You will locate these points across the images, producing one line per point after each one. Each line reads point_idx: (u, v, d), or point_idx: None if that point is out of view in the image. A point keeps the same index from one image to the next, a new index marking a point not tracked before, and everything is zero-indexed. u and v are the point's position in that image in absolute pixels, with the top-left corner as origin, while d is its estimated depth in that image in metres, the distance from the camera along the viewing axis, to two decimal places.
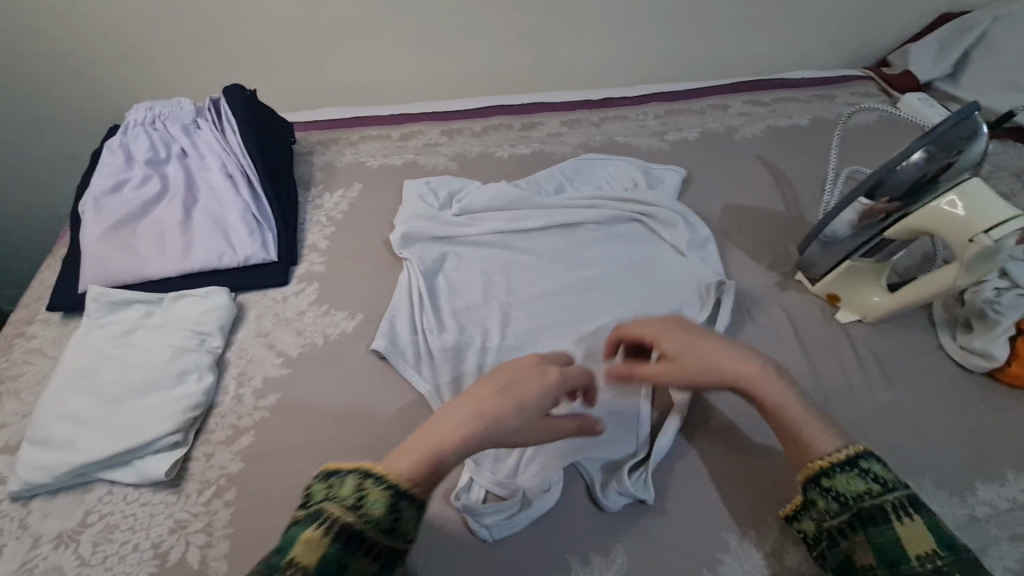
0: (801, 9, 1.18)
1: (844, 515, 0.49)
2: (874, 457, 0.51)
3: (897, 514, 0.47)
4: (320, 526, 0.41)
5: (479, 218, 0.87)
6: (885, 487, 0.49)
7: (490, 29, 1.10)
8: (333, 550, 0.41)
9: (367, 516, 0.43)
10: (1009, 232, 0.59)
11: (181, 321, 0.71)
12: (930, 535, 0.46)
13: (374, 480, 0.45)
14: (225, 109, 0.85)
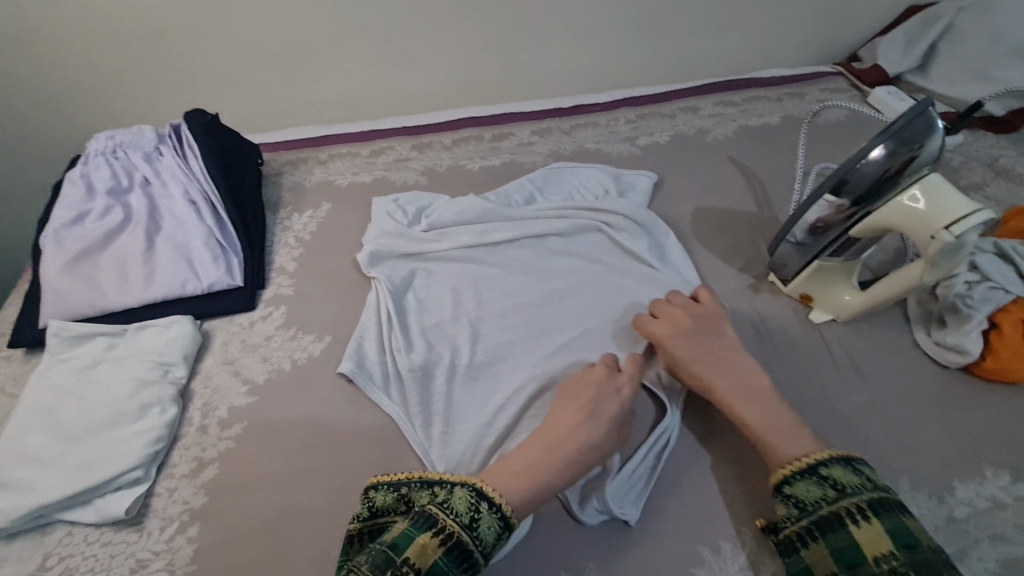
0: (767, 8, 1.18)
1: (806, 524, 0.51)
2: (833, 462, 0.52)
3: (852, 518, 0.48)
4: (438, 535, 0.48)
5: (448, 233, 0.86)
6: (842, 492, 0.50)
7: (457, 41, 1.10)
8: (441, 558, 0.47)
9: (477, 538, 0.49)
10: (969, 226, 0.59)
11: (143, 352, 0.69)
12: (885, 536, 0.46)
13: (487, 505, 0.51)
14: (187, 134, 0.84)
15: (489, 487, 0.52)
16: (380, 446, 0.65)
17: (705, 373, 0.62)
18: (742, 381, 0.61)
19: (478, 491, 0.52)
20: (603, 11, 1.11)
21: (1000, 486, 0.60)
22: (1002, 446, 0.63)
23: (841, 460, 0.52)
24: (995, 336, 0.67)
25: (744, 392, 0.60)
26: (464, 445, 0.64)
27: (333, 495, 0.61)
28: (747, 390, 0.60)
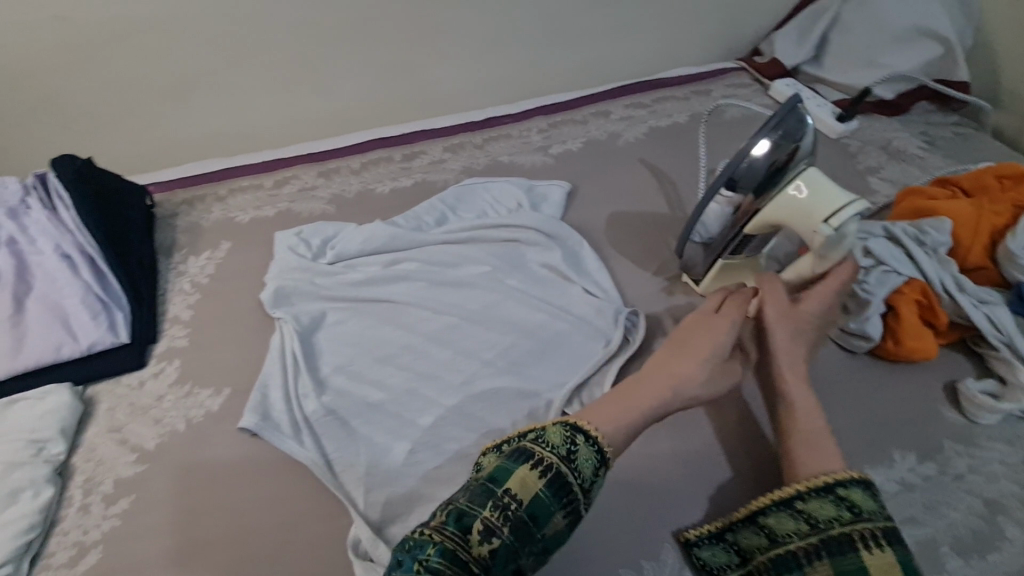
0: (667, 10, 1.20)
1: (814, 541, 0.51)
2: (857, 486, 0.53)
3: (865, 543, 0.49)
4: (537, 471, 0.50)
5: (357, 264, 0.83)
6: (859, 515, 0.51)
7: (359, 62, 1.07)
8: (542, 491, 0.49)
9: (576, 472, 0.51)
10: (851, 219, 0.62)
11: (11, 431, 0.63)
12: (897, 566, 0.48)
13: (583, 438, 0.54)
14: (56, 184, 0.77)
15: (585, 424, 0.56)
16: (287, 503, 0.60)
17: (784, 352, 0.64)
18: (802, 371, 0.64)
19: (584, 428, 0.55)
20: (506, 22, 1.10)
21: (908, 467, 0.61)
22: (908, 427, 0.65)
23: (864, 486, 0.53)
24: (893, 318, 0.69)
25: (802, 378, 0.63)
26: (376, 491, 0.60)
27: (236, 564, 0.56)
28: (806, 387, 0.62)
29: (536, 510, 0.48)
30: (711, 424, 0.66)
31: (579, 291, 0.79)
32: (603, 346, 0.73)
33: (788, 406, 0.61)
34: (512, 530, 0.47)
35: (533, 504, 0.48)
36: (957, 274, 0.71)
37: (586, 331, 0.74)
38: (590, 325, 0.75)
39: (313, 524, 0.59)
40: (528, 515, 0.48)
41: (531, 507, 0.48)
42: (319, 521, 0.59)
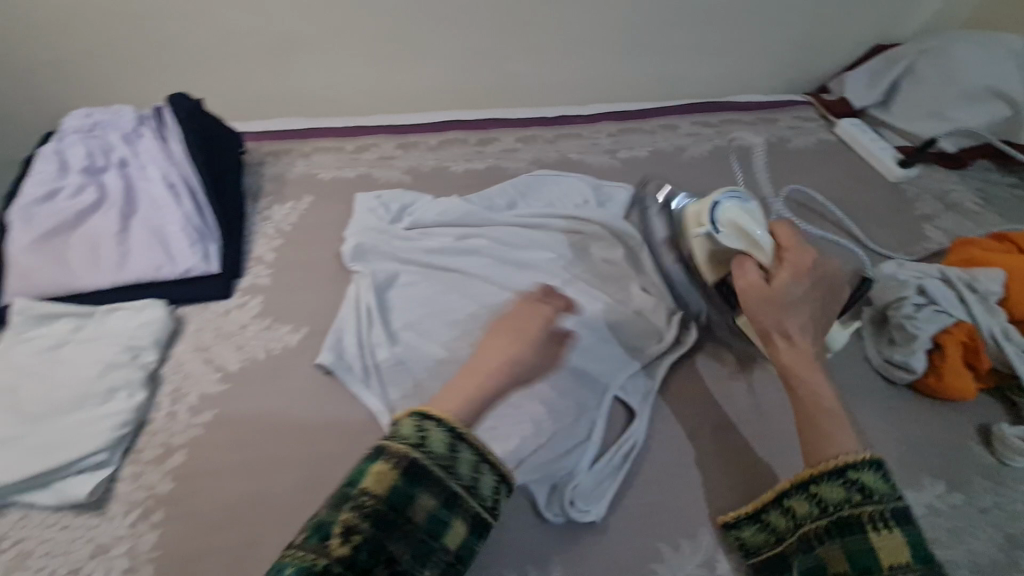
0: (745, 37, 1.24)
1: (825, 523, 0.52)
2: (866, 468, 0.52)
3: (875, 525, 0.50)
4: (383, 461, 0.47)
5: (430, 233, 0.87)
6: (870, 498, 0.51)
7: (447, 46, 1.12)
8: (393, 478, 0.47)
9: (432, 456, 0.48)
10: (738, 220, 0.70)
11: (112, 335, 0.68)
12: (906, 549, 0.48)
13: (432, 422, 0.50)
14: (170, 118, 0.83)
15: (437, 410, 0.51)
16: (353, 439, 0.65)
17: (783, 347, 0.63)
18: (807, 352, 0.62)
19: (427, 414, 0.50)
20: (591, 26, 1.15)
21: (937, 494, 0.65)
22: (941, 458, 0.68)
23: (874, 467, 0.52)
24: (938, 355, 0.72)
25: (801, 358, 0.62)
26: None
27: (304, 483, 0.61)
28: (807, 364, 0.61)
29: (396, 500, 0.47)
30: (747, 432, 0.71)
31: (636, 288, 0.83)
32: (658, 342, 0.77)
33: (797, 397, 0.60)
34: (377, 522, 0.46)
35: (392, 499, 0.46)
36: (1006, 323, 0.74)
37: (643, 325, 0.79)
38: (647, 319, 0.79)
39: None
40: (388, 507, 0.46)
41: (391, 500, 0.46)
42: None
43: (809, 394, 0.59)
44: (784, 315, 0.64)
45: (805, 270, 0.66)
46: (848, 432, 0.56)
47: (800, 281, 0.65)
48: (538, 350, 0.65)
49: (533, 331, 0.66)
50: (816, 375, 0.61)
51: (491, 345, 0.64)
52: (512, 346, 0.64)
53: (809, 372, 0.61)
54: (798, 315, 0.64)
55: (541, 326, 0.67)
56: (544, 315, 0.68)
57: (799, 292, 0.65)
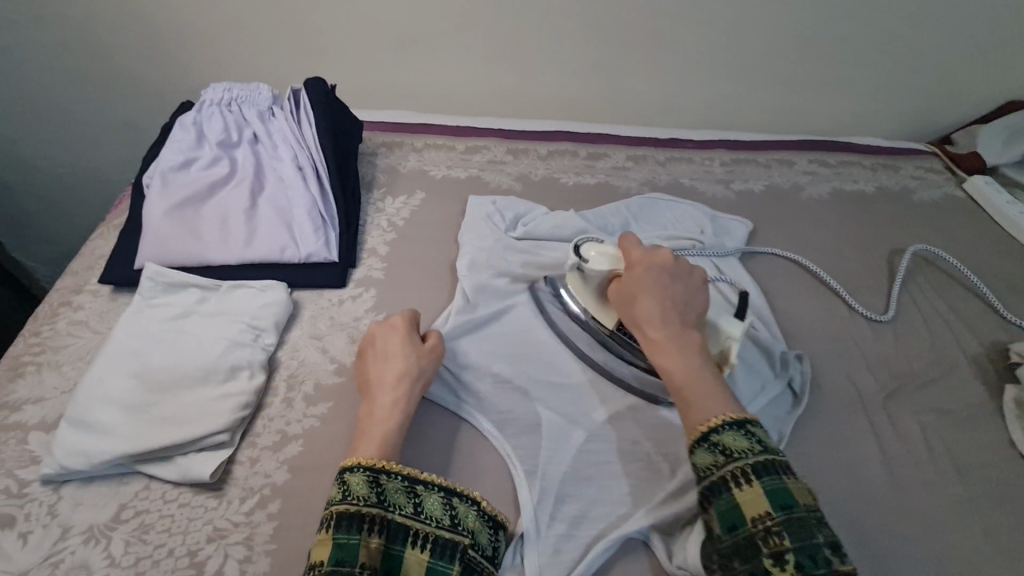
0: (873, 77, 1.17)
1: (704, 489, 0.52)
2: (728, 427, 0.52)
3: (737, 483, 0.50)
4: (342, 526, 0.49)
5: (543, 245, 0.84)
6: (730, 456, 0.51)
7: (565, 57, 1.10)
8: (359, 538, 0.49)
9: (394, 507, 0.51)
10: (603, 252, 0.66)
11: (235, 312, 0.68)
12: (766, 498, 0.48)
13: (348, 469, 0.52)
14: (305, 101, 0.84)
15: (347, 459, 0.54)
16: (464, 452, 0.63)
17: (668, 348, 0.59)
18: (684, 330, 0.60)
19: (350, 465, 0.53)
20: (714, 50, 1.11)
21: None
22: None
23: (736, 426, 0.52)
24: None
25: (678, 338, 0.59)
26: (553, 467, 0.61)
27: None
28: (686, 339, 0.59)
29: (346, 555, 0.47)
30: (887, 504, 0.64)
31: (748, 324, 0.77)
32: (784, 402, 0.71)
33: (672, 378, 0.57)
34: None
35: (337, 554, 0.47)
36: None
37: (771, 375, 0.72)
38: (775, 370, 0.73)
39: (490, 481, 0.61)
40: (335, 563, 0.47)
41: (337, 555, 0.47)
42: (492, 478, 0.61)
43: (684, 370, 0.57)
44: (644, 312, 0.60)
45: (653, 263, 0.62)
46: (728, 396, 0.55)
47: (648, 278, 0.61)
48: (417, 365, 0.62)
49: (390, 356, 0.62)
50: (692, 352, 0.58)
51: (387, 371, 0.61)
52: (389, 374, 0.61)
53: (675, 348, 0.58)
54: (657, 303, 0.61)
55: (401, 347, 0.63)
56: (398, 333, 0.64)
57: (655, 284, 0.61)
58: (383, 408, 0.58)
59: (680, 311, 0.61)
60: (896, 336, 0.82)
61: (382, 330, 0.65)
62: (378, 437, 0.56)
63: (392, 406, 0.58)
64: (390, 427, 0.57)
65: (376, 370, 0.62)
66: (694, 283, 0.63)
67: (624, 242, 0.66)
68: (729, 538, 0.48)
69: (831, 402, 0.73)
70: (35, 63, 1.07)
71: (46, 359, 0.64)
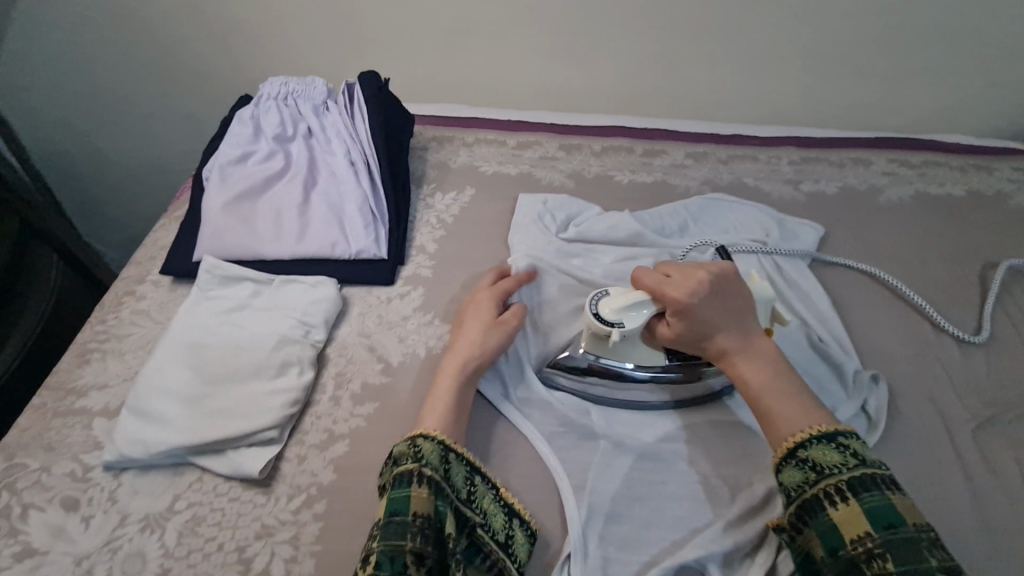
0: (966, 68, 1.06)
1: (796, 509, 0.49)
2: (815, 442, 0.50)
3: (831, 500, 0.47)
4: (394, 484, 0.50)
5: (595, 247, 0.80)
6: (823, 472, 0.48)
7: (621, 49, 1.06)
8: (408, 490, 0.49)
9: (433, 468, 0.51)
10: (624, 306, 0.58)
11: (288, 307, 0.68)
12: (866, 516, 0.45)
13: (402, 440, 0.54)
14: (358, 95, 0.83)
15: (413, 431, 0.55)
16: (510, 463, 0.60)
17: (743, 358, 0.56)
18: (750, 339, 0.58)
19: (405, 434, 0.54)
20: (786, 40, 1.03)
21: None
22: None
23: (826, 440, 0.50)
24: None
25: (747, 350, 0.57)
26: (602, 484, 0.58)
27: None
28: (756, 348, 0.57)
29: (399, 506, 0.48)
30: (974, 550, 0.58)
31: (812, 335, 0.72)
32: (859, 428, 0.65)
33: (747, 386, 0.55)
34: (423, 526, 0.47)
35: (392, 506, 0.48)
36: None
37: (842, 394, 0.67)
38: (846, 390, 0.67)
39: (537, 495, 0.58)
40: (392, 512, 0.48)
41: (394, 506, 0.48)
42: (537, 492, 0.58)
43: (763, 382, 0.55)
44: (706, 332, 0.57)
45: (694, 288, 0.57)
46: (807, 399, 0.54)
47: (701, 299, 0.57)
48: (485, 332, 0.63)
49: (467, 323, 0.65)
50: (765, 361, 0.56)
51: (461, 338, 0.64)
52: (460, 343, 0.63)
53: (750, 362, 0.56)
54: (719, 323, 0.57)
55: (479, 316, 0.65)
56: (479, 302, 0.66)
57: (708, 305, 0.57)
58: (447, 370, 0.61)
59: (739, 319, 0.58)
60: (988, 358, 0.74)
61: (470, 300, 0.69)
62: (436, 410, 0.57)
63: (457, 370, 0.60)
64: (453, 391, 0.59)
65: (452, 340, 0.65)
66: (739, 288, 0.59)
67: (644, 276, 0.60)
68: (829, 562, 0.45)
69: (911, 430, 0.66)
70: (107, 56, 1.11)
71: (111, 347, 0.66)
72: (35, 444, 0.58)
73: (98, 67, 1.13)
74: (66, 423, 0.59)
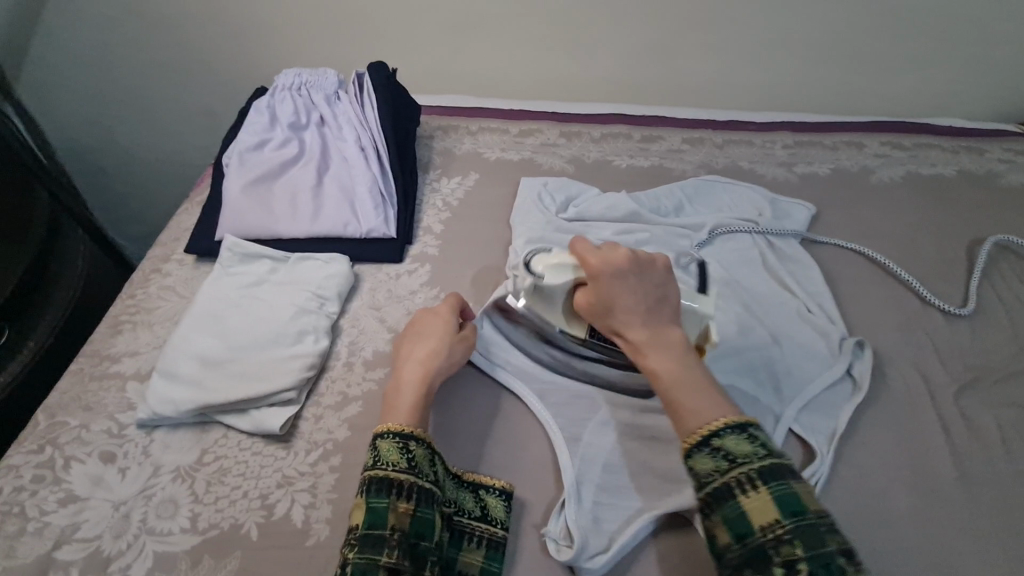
0: (958, 53, 1.09)
1: (705, 495, 0.47)
2: (728, 431, 0.48)
3: (743, 488, 0.46)
4: (373, 490, 0.50)
5: (593, 226, 0.84)
6: (734, 461, 0.47)
7: (620, 39, 1.10)
8: (388, 501, 0.49)
9: (423, 474, 0.52)
10: (552, 262, 0.60)
11: (303, 282, 0.73)
12: (774, 504, 0.44)
13: (383, 437, 0.53)
14: (367, 84, 0.88)
15: (382, 427, 0.55)
16: (512, 422, 0.64)
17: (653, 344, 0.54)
18: (662, 332, 0.55)
19: (382, 432, 0.54)
20: (780, 28, 1.06)
21: None
22: None
23: (736, 430, 0.48)
24: None
25: (658, 338, 0.54)
26: (598, 441, 0.62)
27: (463, 461, 0.61)
28: (669, 337, 0.55)
29: (377, 518, 0.49)
30: (953, 502, 0.61)
31: (800, 307, 0.76)
32: (843, 391, 0.69)
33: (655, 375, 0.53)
34: (401, 541, 0.48)
35: (371, 517, 0.49)
36: None
37: (829, 359, 0.70)
38: (832, 356, 0.71)
39: (539, 451, 0.62)
40: (367, 527, 0.48)
41: (370, 519, 0.48)
42: (537, 447, 0.63)
43: (670, 373, 0.52)
44: (617, 313, 0.56)
45: (612, 264, 0.56)
46: (719, 396, 0.51)
47: (614, 278, 0.56)
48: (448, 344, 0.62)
49: (428, 332, 0.64)
50: (674, 353, 0.54)
51: (419, 347, 0.62)
52: (421, 351, 0.61)
53: (658, 351, 0.54)
54: (632, 307, 0.55)
55: (444, 327, 0.64)
56: (441, 313, 0.65)
57: (623, 289, 0.56)
58: (409, 377, 0.59)
59: (656, 311, 0.56)
60: (973, 327, 0.77)
61: (428, 310, 0.67)
62: (406, 406, 0.56)
63: (418, 380, 0.59)
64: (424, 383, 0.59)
65: (409, 345, 0.63)
66: (661, 272, 0.58)
67: (578, 246, 0.58)
68: (737, 548, 0.44)
69: (895, 393, 0.70)
70: (129, 53, 1.17)
71: (141, 319, 0.71)
72: (74, 404, 0.63)
73: (120, 65, 1.19)
74: (102, 386, 0.64)
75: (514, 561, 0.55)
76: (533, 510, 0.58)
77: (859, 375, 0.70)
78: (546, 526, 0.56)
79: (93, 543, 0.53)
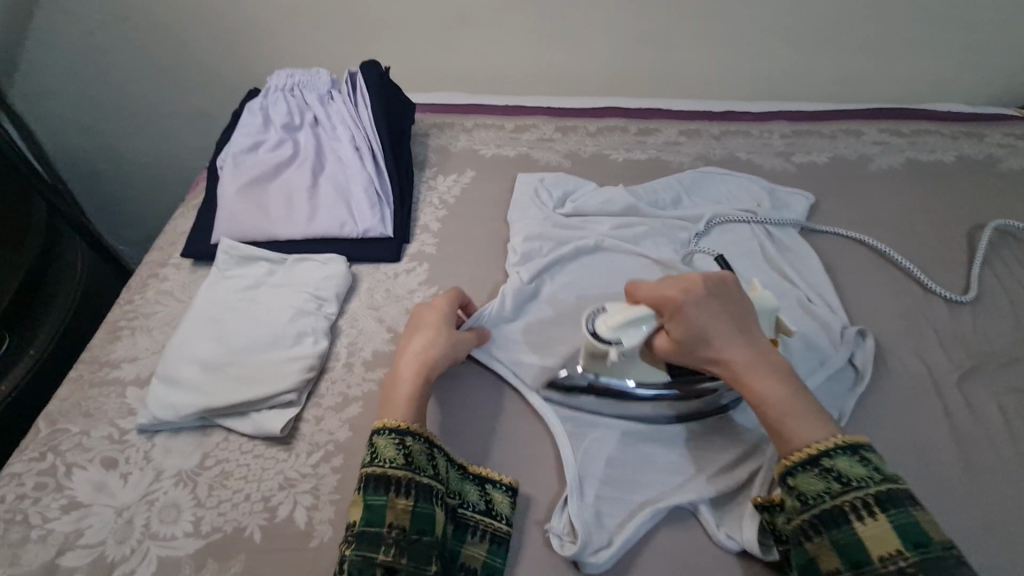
0: (955, 39, 1.08)
1: (811, 517, 0.48)
2: (839, 452, 0.49)
3: (859, 514, 0.46)
4: (370, 487, 0.51)
5: (591, 220, 0.84)
6: (847, 485, 0.47)
7: (614, 32, 1.09)
8: (385, 499, 0.50)
9: (420, 470, 0.52)
10: (620, 324, 0.56)
11: (300, 284, 0.72)
12: (896, 535, 0.44)
13: (380, 432, 0.54)
14: (360, 83, 0.88)
15: (381, 420, 0.55)
16: (513, 419, 0.64)
17: (753, 367, 0.54)
18: (755, 351, 0.55)
19: (378, 428, 0.54)
20: (774, 16, 1.06)
21: None
22: None
23: (847, 450, 0.49)
24: None
25: (756, 363, 0.54)
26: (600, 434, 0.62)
27: (463, 457, 0.61)
28: (765, 360, 0.54)
29: (375, 517, 0.49)
30: (958, 489, 0.61)
31: (801, 297, 0.75)
32: (846, 381, 0.68)
33: (761, 401, 0.53)
34: (398, 539, 0.48)
35: (371, 514, 0.49)
36: None
37: (830, 349, 0.70)
38: (833, 345, 0.70)
39: (542, 446, 0.62)
40: (365, 526, 0.49)
41: (368, 518, 0.49)
42: (540, 443, 0.62)
43: (777, 399, 0.52)
44: (710, 345, 0.54)
45: (690, 291, 0.55)
46: (822, 414, 0.52)
47: (700, 311, 0.54)
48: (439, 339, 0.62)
49: (423, 327, 0.64)
50: (773, 377, 0.53)
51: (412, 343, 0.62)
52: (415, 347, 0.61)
53: (762, 379, 0.53)
54: (720, 334, 0.54)
55: (440, 318, 0.64)
56: (438, 305, 0.65)
57: (706, 312, 0.54)
58: (402, 374, 0.59)
59: (743, 331, 0.55)
60: (974, 313, 0.76)
61: (424, 309, 0.66)
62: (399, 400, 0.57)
63: (411, 375, 0.59)
64: (411, 376, 0.59)
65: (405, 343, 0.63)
66: (735, 292, 0.57)
67: (638, 289, 0.58)
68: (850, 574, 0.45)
69: (897, 381, 0.69)
70: (120, 58, 1.16)
71: (139, 324, 0.71)
72: (74, 411, 0.63)
73: (111, 71, 1.18)
74: (101, 392, 0.64)
75: (517, 558, 0.55)
76: (536, 507, 0.58)
77: (861, 365, 0.69)
78: (550, 520, 0.56)
79: (97, 549, 0.53)
